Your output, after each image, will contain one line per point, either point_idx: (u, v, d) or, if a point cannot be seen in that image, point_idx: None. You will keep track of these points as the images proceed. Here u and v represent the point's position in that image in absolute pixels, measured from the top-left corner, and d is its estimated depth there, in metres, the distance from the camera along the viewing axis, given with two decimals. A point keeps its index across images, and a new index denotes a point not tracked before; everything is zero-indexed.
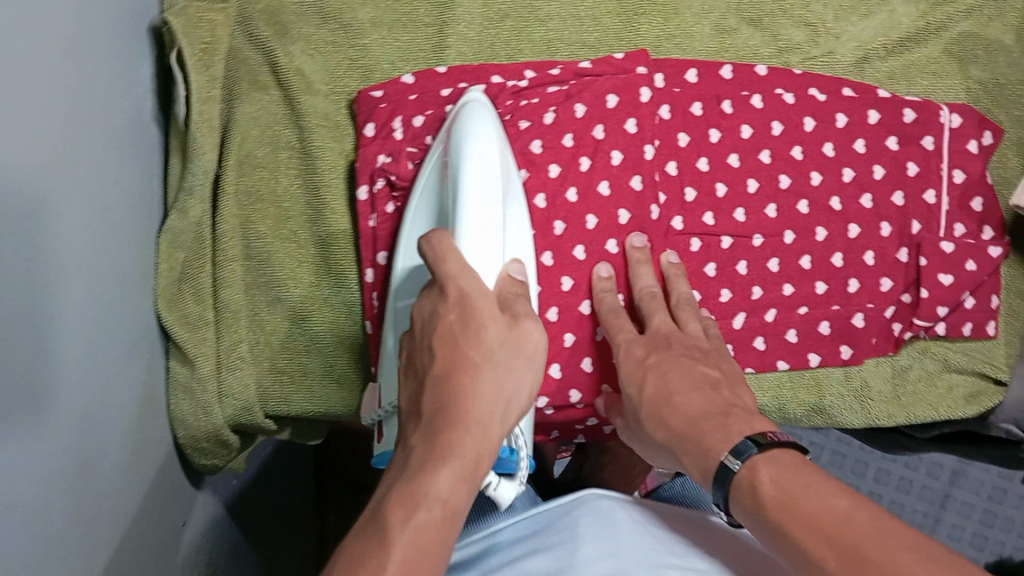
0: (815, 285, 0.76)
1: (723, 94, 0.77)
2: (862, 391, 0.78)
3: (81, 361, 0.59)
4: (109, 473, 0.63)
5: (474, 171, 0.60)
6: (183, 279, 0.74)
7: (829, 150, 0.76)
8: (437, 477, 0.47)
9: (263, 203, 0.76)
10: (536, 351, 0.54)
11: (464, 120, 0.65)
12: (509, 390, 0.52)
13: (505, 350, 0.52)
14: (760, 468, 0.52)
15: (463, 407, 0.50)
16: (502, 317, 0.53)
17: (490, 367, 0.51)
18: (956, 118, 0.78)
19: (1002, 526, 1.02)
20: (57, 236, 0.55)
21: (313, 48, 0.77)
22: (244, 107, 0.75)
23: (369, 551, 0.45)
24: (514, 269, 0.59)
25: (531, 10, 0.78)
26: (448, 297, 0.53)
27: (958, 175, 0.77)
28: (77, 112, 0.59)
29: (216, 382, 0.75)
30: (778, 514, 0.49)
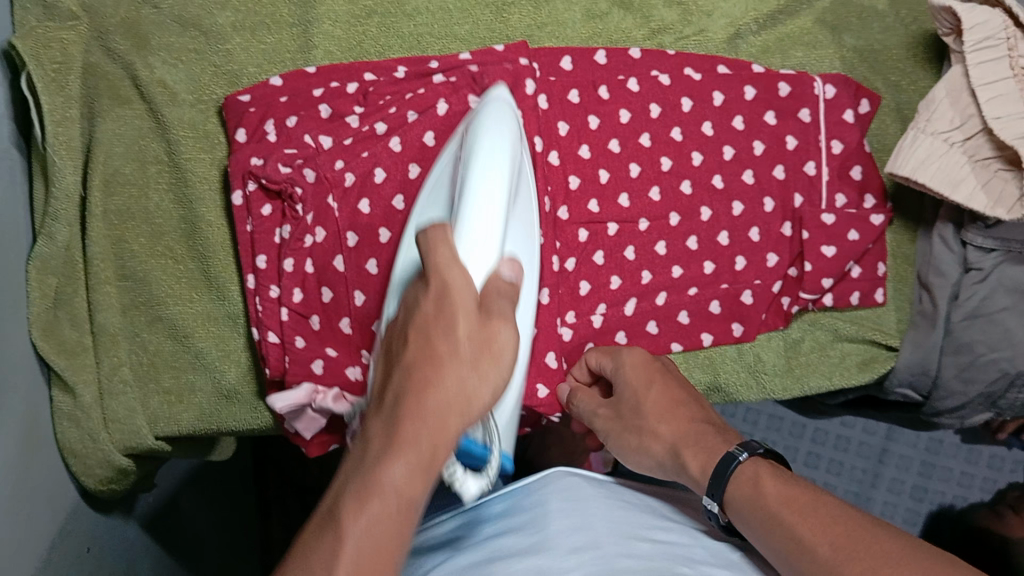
0: (703, 265, 0.77)
1: (599, 79, 0.76)
2: (755, 366, 0.79)
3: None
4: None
5: (486, 178, 0.59)
6: (58, 305, 0.72)
7: (708, 129, 0.76)
8: (388, 472, 0.44)
9: (135, 221, 0.74)
10: (506, 354, 0.48)
11: (485, 119, 0.63)
12: (472, 390, 0.47)
13: (470, 345, 0.48)
14: (763, 470, 0.53)
15: (424, 394, 0.46)
16: (475, 314, 0.49)
17: (455, 363, 0.47)
18: (830, 89, 0.77)
19: (940, 476, 1.03)
20: None
21: (174, 57, 0.74)
22: (107, 124, 0.73)
23: (316, 563, 0.41)
24: (506, 268, 0.54)
25: (398, 5, 0.77)
26: (431, 289, 0.50)
27: (837, 146, 0.78)
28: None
29: (99, 407, 0.74)
30: (779, 509, 0.50)
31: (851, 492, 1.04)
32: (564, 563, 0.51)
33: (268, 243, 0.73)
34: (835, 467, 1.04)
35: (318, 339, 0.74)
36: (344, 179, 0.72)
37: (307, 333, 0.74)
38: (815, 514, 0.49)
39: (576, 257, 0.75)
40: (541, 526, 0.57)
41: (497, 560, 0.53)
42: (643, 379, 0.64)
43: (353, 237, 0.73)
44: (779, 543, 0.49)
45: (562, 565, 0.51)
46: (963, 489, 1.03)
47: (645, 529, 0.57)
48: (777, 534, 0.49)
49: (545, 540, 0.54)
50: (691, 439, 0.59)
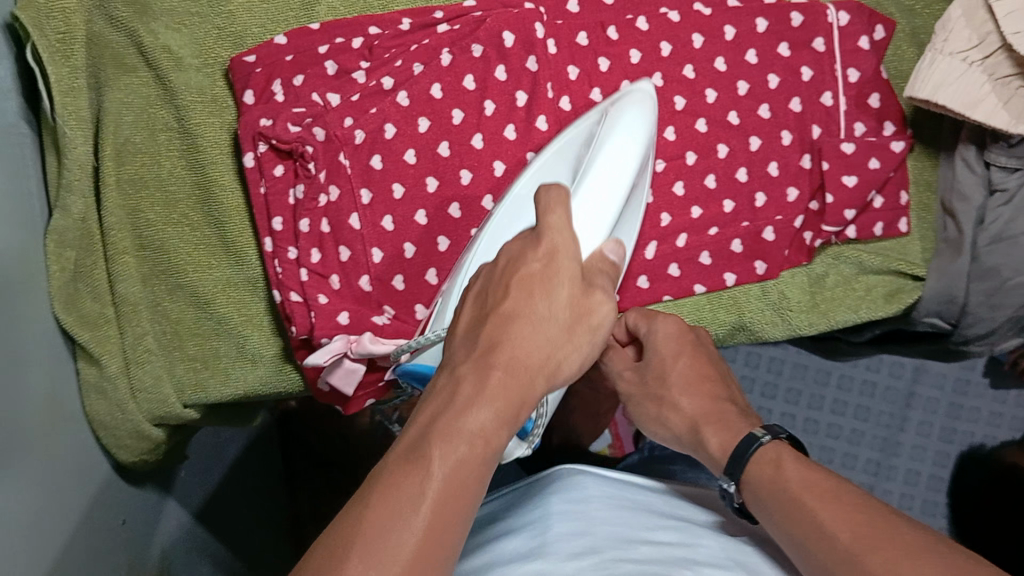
0: (722, 204, 0.76)
1: (607, 20, 0.75)
2: (780, 304, 0.78)
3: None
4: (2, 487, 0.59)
5: (615, 154, 0.64)
6: (77, 278, 0.71)
7: (721, 65, 0.75)
8: (478, 412, 0.45)
9: (149, 189, 0.74)
10: (601, 329, 0.51)
11: (628, 104, 0.67)
12: (563, 353, 0.49)
13: (568, 313, 0.50)
14: (785, 456, 0.54)
15: (518, 346, 0.48)
16: (579, 286, 0.51)
17: (549, 326, 0.49)
18: (844, 15, 0.75)
19: (969, 417, 1.01)
20: None
21: (177, 20, 0.73)
22: (115, 93, 0.72)
23: (404, 486, 0.42)
24: (609, 248, 0.58)
25: None
26: (539, 250, 0.51)
27: (853, 74, 0.76)
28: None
29: (127, 378, 0.74)
30: (799, 494, 0.50)
31: (879, 436, 1.03)
32: (565, 567, 0.50)
33: (283, 205, 0.72)
34: (862, 412, 1.02)
35: (338, 300, 0.73)
36: (353, 136, 0.72)
37: (329, 292, 0.72)
38: (837, 501, 0.49)
39: None
40: (542, 530, 0.56)
41: (499, 568, 0.53)
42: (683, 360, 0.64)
43: (366, 195, 0.73)
44: (788, 524, 0.49)
45: (562, 568, 0.50)
46: (992, 428, 1.01)
47: (648, 530, 0.56)
48: (792, 517, 0.49)
49: (545, 545, 0.54)
50: (715, 410, 0.60)
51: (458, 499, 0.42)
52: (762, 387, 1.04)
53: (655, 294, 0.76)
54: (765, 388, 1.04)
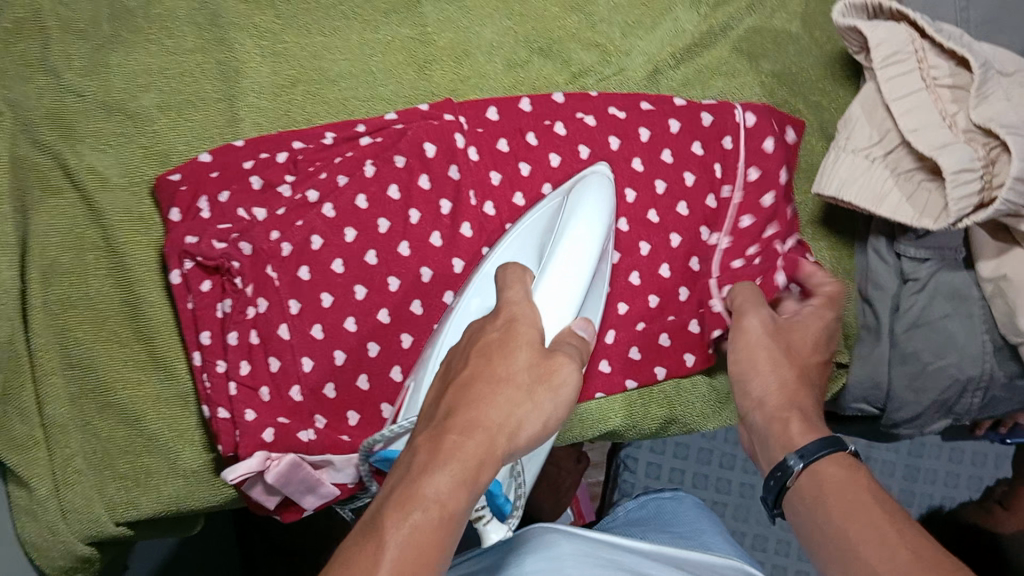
0: (649, 299, 0.77)
1: (524, 126, 0.77)
2: (712, 396, 0.80)
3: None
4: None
5: (575, 236, 0.67)
6: (6, 400, 0.72)
7: (638, 165, 0.77)
8: (433, 480, 0.45)
9: (77, 308, 0.74)
10: (563, 386, 0.52)
11: (583, 184, 0.71)
12: (524, 411, 0.50)
13: (529, 370, 0.51)
14: (823, 471, 0.56)
15: (476, 408, 0.48)
16: (539, 347, 0.53)
17: (508, 382, 0.50)
18: (751, 116, 0.78)
19: (926, 478, 1.03)
20: None
21: (103, 142, 0.75)
22: (41, 217, 0.73)
23: (360, 559, 0.42)
24: (580, 326, 0.61)
25: (320, 71, 0.77)
26: (498, 320, 0.54)
27: (758, 173, 0.78)
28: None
29: (57, 498, 0.74)
30: (844, 521, 0.53)
31: None
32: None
33: (211, 319, 0.73)
34: None
35: (267, 411, 0.73)
36: (280, 249, 0.73)
37: (258, 404, 0.73)
38: (883, 533, 0.50)
39: None
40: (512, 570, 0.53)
41: None
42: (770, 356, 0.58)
43: (295, 305, 0.74)
44: (837, 540, 0.52)
45: None
46: (949, 489, 1.03)
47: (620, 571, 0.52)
48: (837, 534, 0.53)
49: None
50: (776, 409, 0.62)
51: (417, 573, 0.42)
52: (716, 483, 1.02)
53: (586, 390, 0.77)
54: (719, 485, 1.02)
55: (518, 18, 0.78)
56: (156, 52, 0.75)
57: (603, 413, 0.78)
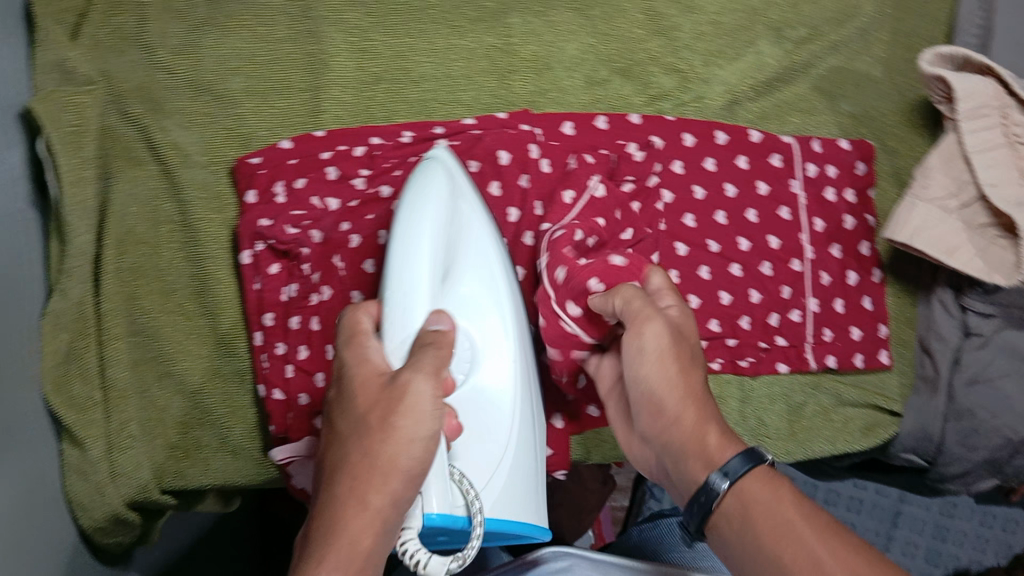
0: (708, 325, 0.77)
1: (599, 144, 0.78)
2: (757, 430, 0.78)
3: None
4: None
5: (407, 232, 0.60)
6: (69, 360, 0.73)
7: (700, 194, 0.78)
8: (319, 563, 0.49)
9: (147, 278, 0.76)
10: (419, 407, 0.51)
11: (416, 179, 0.65)
12: (384, 451, 0.51)
13: (374, 412, 0.52)
14: (749, 488, 0.51)
15: (350, 474, 0.51)
16: (378, 383, 0.53)
17: (365, 433, 0.51)
18: (814, 165, 0.79)
19: (955, 539, 1.02)
20: None
21: (187, 119, 0.77)
22: (121, 185, 0.75)
23: None
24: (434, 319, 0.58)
25: (404, 71, 0.79)
26: (335, 372, 0.56)
27: (819, 223, 0.79)
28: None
29: (109, 461, 0.75)
30: (777, 539, 0.49)
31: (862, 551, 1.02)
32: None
33: (275, 301, 0.75)
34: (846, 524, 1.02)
35: (320, 398, 0.75)
36: (349, 240, 0.75)
37: (313, 390, 0.74)
38: (832, 543, 0.48)
39: None
40: None
41: None
42: (666, 356, 0.57)
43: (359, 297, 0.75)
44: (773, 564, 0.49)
45: None
46: (979, 553, 1.01)
47: None
48: (771, 556, 0.49)
49: None
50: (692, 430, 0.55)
51: None
52: None
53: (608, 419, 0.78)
54: None
55: (601, 36, 0.78)
56: (247, 37, 0.77)
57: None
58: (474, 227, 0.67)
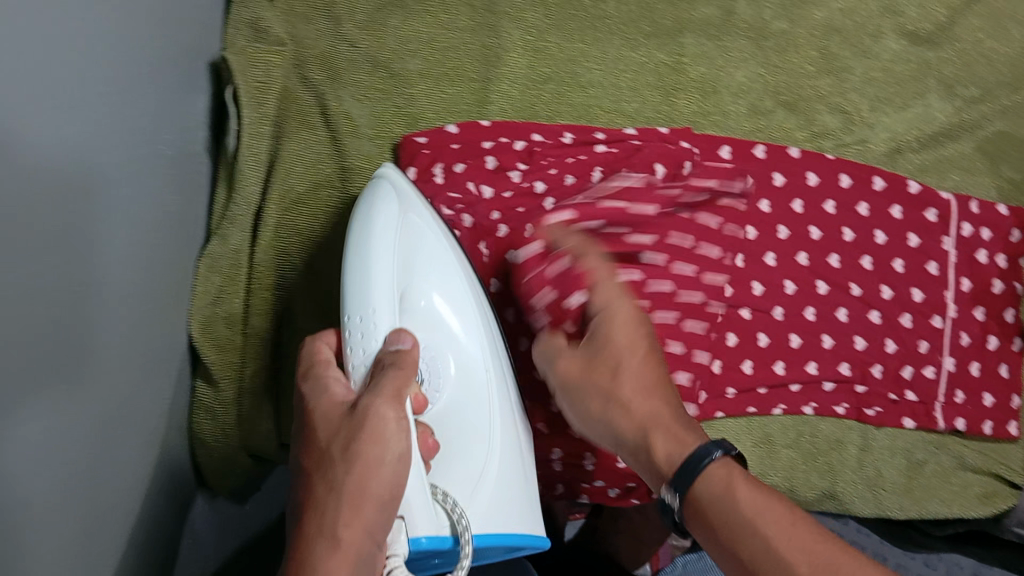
0: (839, 366, 0.77)
1: (756, 171, 0.78)
2: (874, 481, 0.78)
3: (99, 365, 0.56)
4: (122, 490, 0.62)
5: (358, 256, 0.62)
6: (216, 301, 0.76)
7: (849, 235, 0.78)
8: None
9: (300, 237, 0.79)
10: (383, 430, 0.49)
11: (363, 205, 0.66)
12: (353, 477, 0.48)
13: (339, 443, 0.49)
14: (731, 473, 0.54)
15: (316, 512, 0.47)
16: (343, 410, 0.51)
17: (332, 467, 0.48)
18: (969, 226, 0.80)
19: None
20: (108, 251, 0.58)
21: (361, 93, 0.80)
22: (292, 145, 0.78)
23: None
24: (394, 340, 0.57)
25: (573, 75, 0.81)
26: (297, 410, 0.55)
27: (966, 283, 0.79)
28: (124, 118, 0.59)
29: (237, 404, 0.79)
30: (751, 517, 0.51)
31: None
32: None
33: None
34: None
35: None
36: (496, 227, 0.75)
37: None
38: (797, 529, 0.50)
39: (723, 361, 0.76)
40: None
41: None
42: (628, 321, 0.61)
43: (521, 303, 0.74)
44: (755, 546, 0.51)
45: None
46: None
47: None
48: (747, 536, 0.51)
49: None
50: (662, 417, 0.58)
51: None
52: None
53: None
54: None
55: (772, 67, 0.80)
56: (429, 22, 0.80)
57: (738, 433, 0.77)
58: (420, 243, 0.66)
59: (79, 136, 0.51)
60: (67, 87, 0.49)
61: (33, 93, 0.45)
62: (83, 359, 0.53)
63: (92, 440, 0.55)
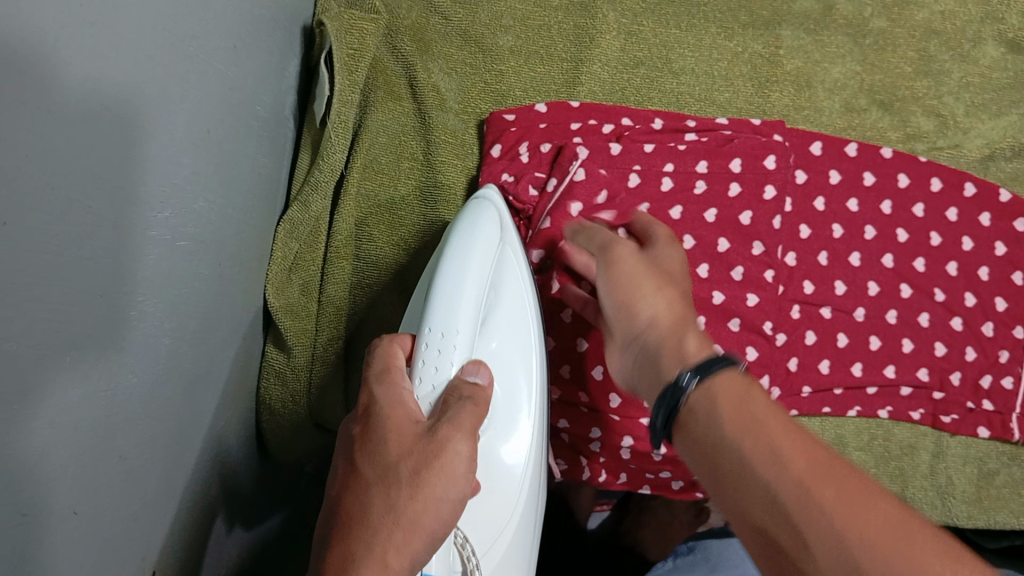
0: (917, 371, 0.76)
1: (843, 169, 0.77)
2: (944, 488, 0.78)
3: (179, 322, 0.58)
4: (198, 450, 0.64)
5: (459, 275, 0.59)
6: (292, 267, 0.75)
7: (935, 240, 0.77)
8: None
9: (381, 208, 0.79)
10: (456, 470, 0.46)
11: (462, 222, 0.64)
12: (410, 510, 0.44)
13: (407, 467, 0.46)
14: (731, 382, 0.49)
15: (358, 528, 0.45)
16: (417, 431, 0.48)
17: (386, 488, 0.45)
18: None
19: None
20: (188, 206, 0.57)
21: (450, 66, 0.79)
22: (379, 115, 0.77)
23: None
24: (471, 371, 0.54)
25: (665, 61, 0.80)
26: (358, 412, 0.51)
27: None
28: (216, 80, 0.60)
29: (307, 372, 0.77)
30: (755, 421, 0.46)
31: None
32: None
33: None
34: None
35: None
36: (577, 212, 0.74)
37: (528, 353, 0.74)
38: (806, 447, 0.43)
39: (800, 359, 0.76)
40: None
41: None
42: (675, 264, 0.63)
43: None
44: (735, 448, 0.45)
45: None
46: None
47: None
48: (736, 446, 0.45)
49: None
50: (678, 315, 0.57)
51: None
52: None
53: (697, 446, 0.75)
54: None
55: (868, 65, 0.79)
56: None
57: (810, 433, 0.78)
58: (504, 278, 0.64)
59: (169, 94, 0.53)
60: (156, 46, 0.50)
61: (124, 45, 0.46)
62: (167, 315, 0.55)
63: (171, 397, 0.57)
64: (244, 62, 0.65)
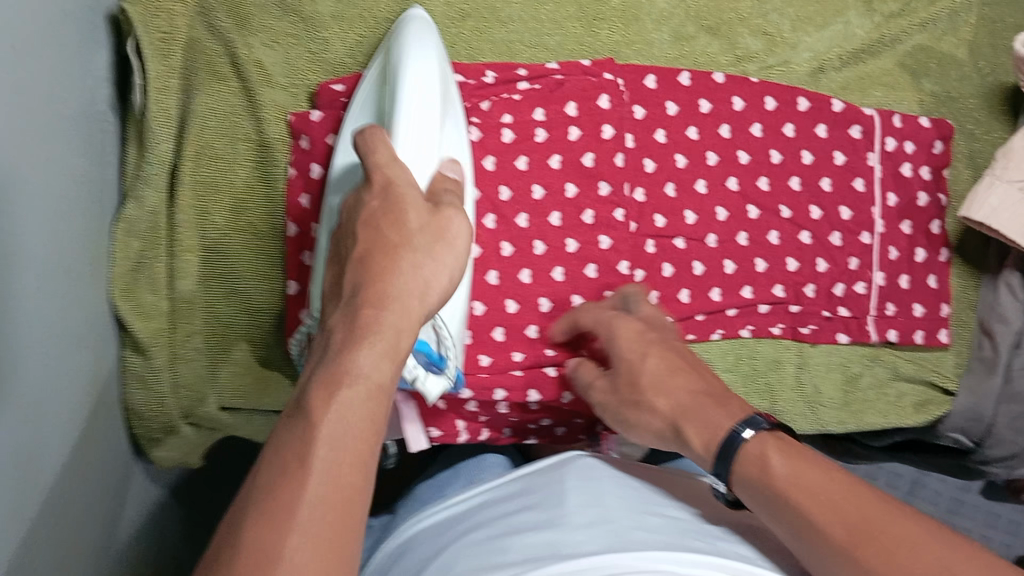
0: (773, 289, 0.78)
1: (679, 99, 0.77)
2: (812, 398, 0.79)
3: (13, 332, 0.55)
4: (57, 477, 0.62)
5: (416, 83, 0.59)
6: (138, 269, 0.74)
7: (775, 157, 0.78)
8: (357, 362, 0.46)
9: (221, 194, 0.76)
10: (459, 238, 0.53)
11: (410, 28, 0.65)
12: (429, 270, 0.51)
13: (423, 234, 0.52)
14: (770, 444, 0.55)
15: (383, 289, 0.49)
16: (424, 206, 0.53)
17: (407, 249, 0.51)
18: (892, 142, 0.81)
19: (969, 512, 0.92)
20: (7, 206, 0.55)
21: (272, 39, 0.76)
22: (203, 97, 0.74)
23: (294, 450, 0.43)
24: (449, 167, 0.59)
25: (492, 11, 0.78)
26: (374, 185, 0.53)
27: (892, 198, 0.81)
28: (22, 74, 0.57)
29: (169, 371, 0.76)
30: (788, 488, 0.52)
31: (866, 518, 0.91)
32: (576, 536, 0.50)
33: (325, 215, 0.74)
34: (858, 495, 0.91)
35: None
36: None
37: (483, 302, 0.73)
38: (840, 488, 0.51)
39: (660, 292, 0.76)
40: (557, 501, 0.55)
41: (512, 536, 0.52)
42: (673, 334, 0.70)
43: (494, 276, 0.72)
44: (782, 516, 0.52)
45: (575, 538, 0.50)
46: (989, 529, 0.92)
47: (657, 506, 0.57)
48: (785, 511, 0.52)
49: (561, 515, 0.53)
50: (683, 412, 0.61)
51: (346, 468, 0.43)
52: None
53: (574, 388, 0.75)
54: None
55: None
56: None
57: None
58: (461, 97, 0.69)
59: None
60: None
61: None
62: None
63: (9, 414, 0.54)
64: (49, 58, 0.62)
